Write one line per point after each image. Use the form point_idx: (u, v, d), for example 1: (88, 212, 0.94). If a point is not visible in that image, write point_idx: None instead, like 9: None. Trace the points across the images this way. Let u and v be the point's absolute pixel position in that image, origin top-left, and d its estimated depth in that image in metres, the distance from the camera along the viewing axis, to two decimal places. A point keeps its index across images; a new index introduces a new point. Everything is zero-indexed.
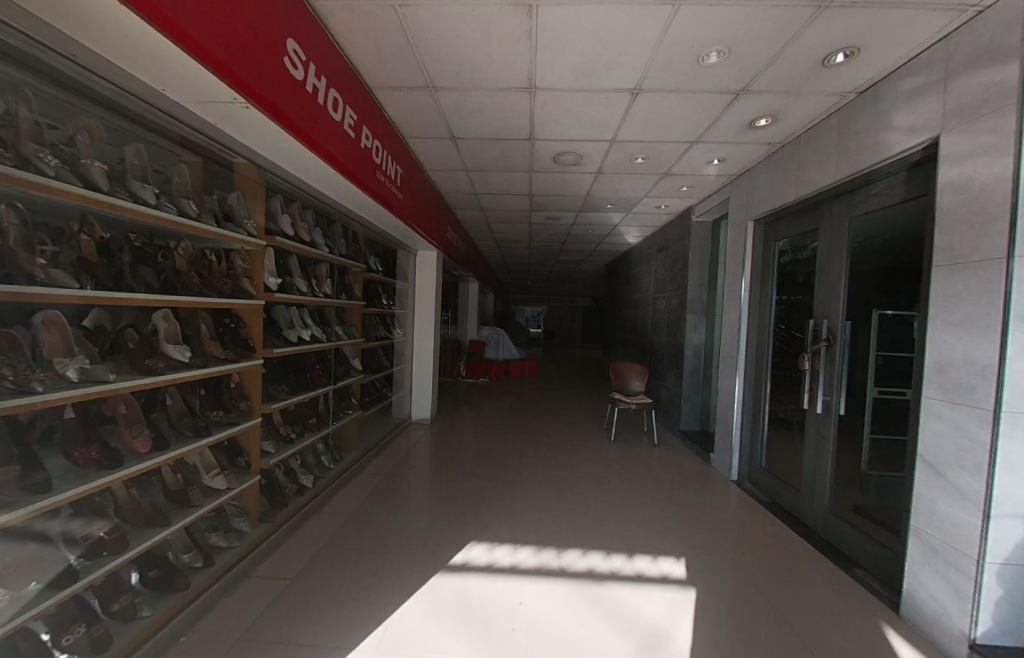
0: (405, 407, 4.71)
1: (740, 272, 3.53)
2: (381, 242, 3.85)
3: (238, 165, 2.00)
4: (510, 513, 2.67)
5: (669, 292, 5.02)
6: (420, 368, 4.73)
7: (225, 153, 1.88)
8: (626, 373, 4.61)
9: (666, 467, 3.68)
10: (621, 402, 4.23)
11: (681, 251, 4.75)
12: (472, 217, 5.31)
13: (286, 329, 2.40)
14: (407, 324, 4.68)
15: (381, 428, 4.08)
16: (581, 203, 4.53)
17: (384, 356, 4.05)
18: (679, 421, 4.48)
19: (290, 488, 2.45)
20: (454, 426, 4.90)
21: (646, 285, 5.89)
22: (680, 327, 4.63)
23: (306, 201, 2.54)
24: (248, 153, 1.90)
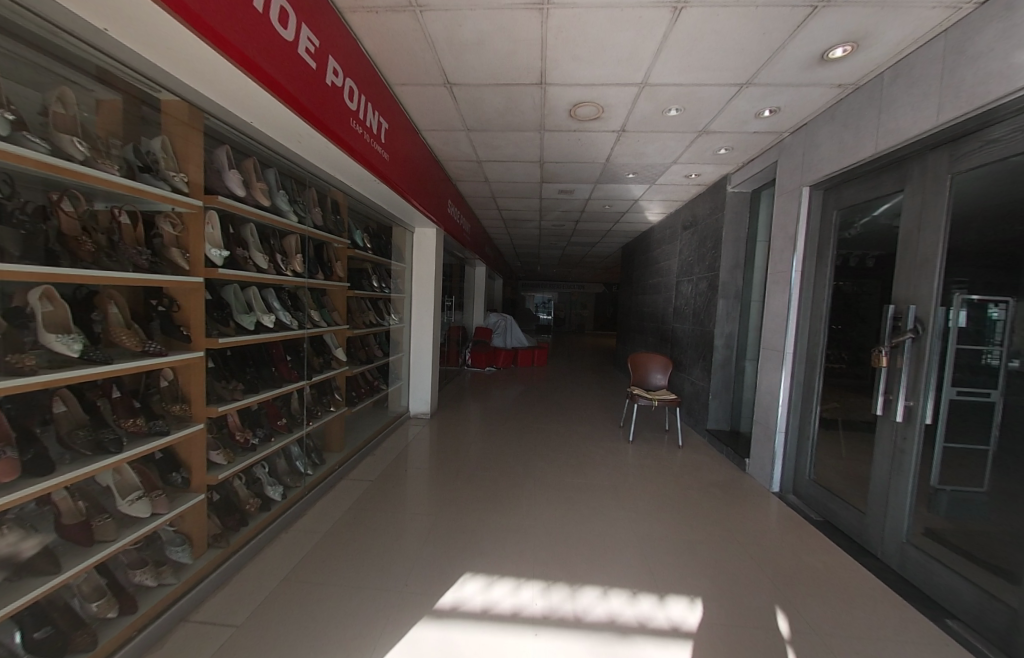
0: (402, 399, 4.31)
1: (790, 249, 2.98)
2: (370, 215, 3.38)
3: (165, 101, 1.55)
4: (513, 533, 2.25)
5: (697, 275, 4.45)
6: (417, 358, 4.30)
7: (144, 82, 1.43)
8: (647, 365, 4.11)
9: (693, 474, 3.21)
10: (641, 397, 3.75)
11: (712, 228, 4.16)
12: (476, 190, 4.78)
13: (240, 314, 1.95)
14: (404, 309, 4.23)
15: (373, 423, 3.69)
16: (598, 172, 3.98)
17: (375, 344, 3.62)
18: (706, 420, 3.99)
19: (251, 504, 2.06)
20: (456, 420, 4.49)
21: (669, 266, 5.31)
22: (709, 315, 4.09)
23: (263, 157, 2.07)
24: (169, 81, 1.44)
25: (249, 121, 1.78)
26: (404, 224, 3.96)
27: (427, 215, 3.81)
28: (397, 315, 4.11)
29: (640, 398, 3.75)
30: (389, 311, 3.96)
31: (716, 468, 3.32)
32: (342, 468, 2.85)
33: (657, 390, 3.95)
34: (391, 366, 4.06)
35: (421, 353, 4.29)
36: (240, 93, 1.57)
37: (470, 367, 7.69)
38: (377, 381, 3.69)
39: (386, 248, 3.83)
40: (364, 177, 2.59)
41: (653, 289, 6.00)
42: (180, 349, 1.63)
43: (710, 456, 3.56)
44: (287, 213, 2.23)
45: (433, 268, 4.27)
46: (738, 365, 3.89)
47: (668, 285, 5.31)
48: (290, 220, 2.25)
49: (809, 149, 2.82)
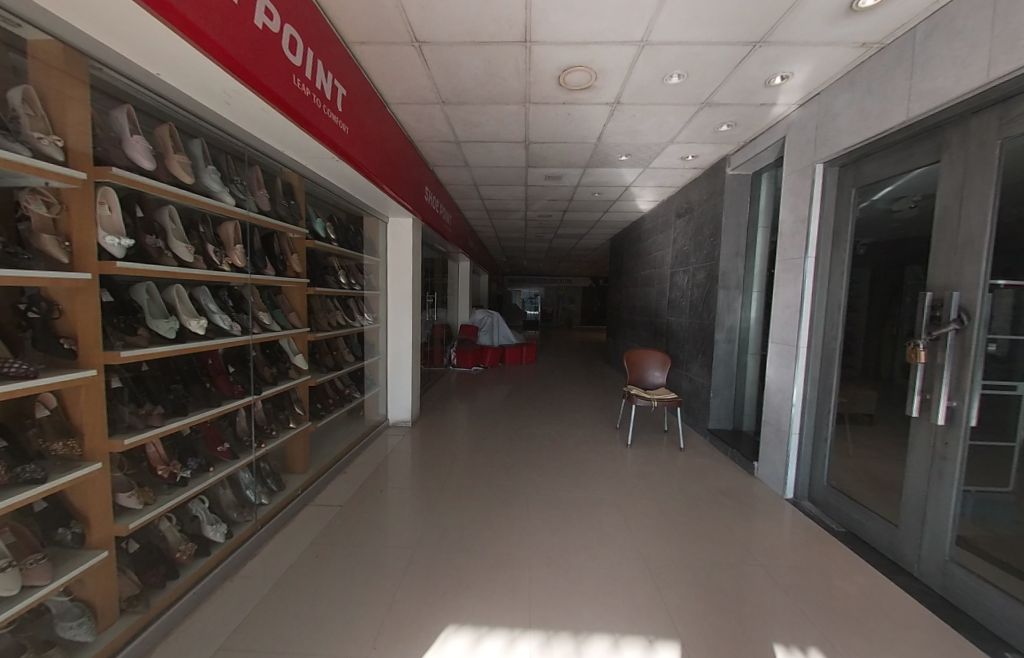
0: (379, 407, 3.93)
1: (802, 232, 2.71)
2: (332, 200, 2.96)
3: (33, 40, 1.11)
4: (506, 568, 1.92)
5: (693, 265, 4.17)
6: (394, 361, 3.91)
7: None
8: (644, 362, 3.83)
9: (699, 481, 2.95)
10: (640, 398, 3.47)
11: (710, 213, 3.88)
12: (457, 177, 4.40)
13: (156, 319, 1.55)
14: (378, 307, 3.84)
15: (345, 436, 3.30)
16: (589, 154, 3.65)
17: (343, 347, 3.22)
18: (706, 420, 3.75)
19: (183, 551, 1.67)
20: (440, 426, 4.13)
21: (663, 257, 5.05)
22: (708, 307, 3.82)
23: (183, 123, 1.66)
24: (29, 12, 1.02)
25: (156, 74, 1.37)
26: (375, 213, 3.55)
27: (400, 202, 3.40)
28: (371, 315, 3.71)
29: (639, 399, 3.45)
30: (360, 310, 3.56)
31: (723, 472, 3.07)
32: (307, 491, 2.47)
33: (656, 389, 3.67)
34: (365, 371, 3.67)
35: (398, 356, 3.91)
36: (138, 34, 1.18)
37: (455, 367, 7.32)
38: (347, 388, 3.29)
39: (354, 239, 3.42)
40: (320, 154, 2.19)
41: (645, 281, 5.73)
42: (62, 368, 1.23)
43: (715, 459, 3.30)
44: (221, 194, 1.82)
45: (411, 262, 3.88)
46: (740, 359, 3.64)
47: (662, 276, 5.04)
48: (226, 202, 1.84)
49: (826, 120, 2.54)
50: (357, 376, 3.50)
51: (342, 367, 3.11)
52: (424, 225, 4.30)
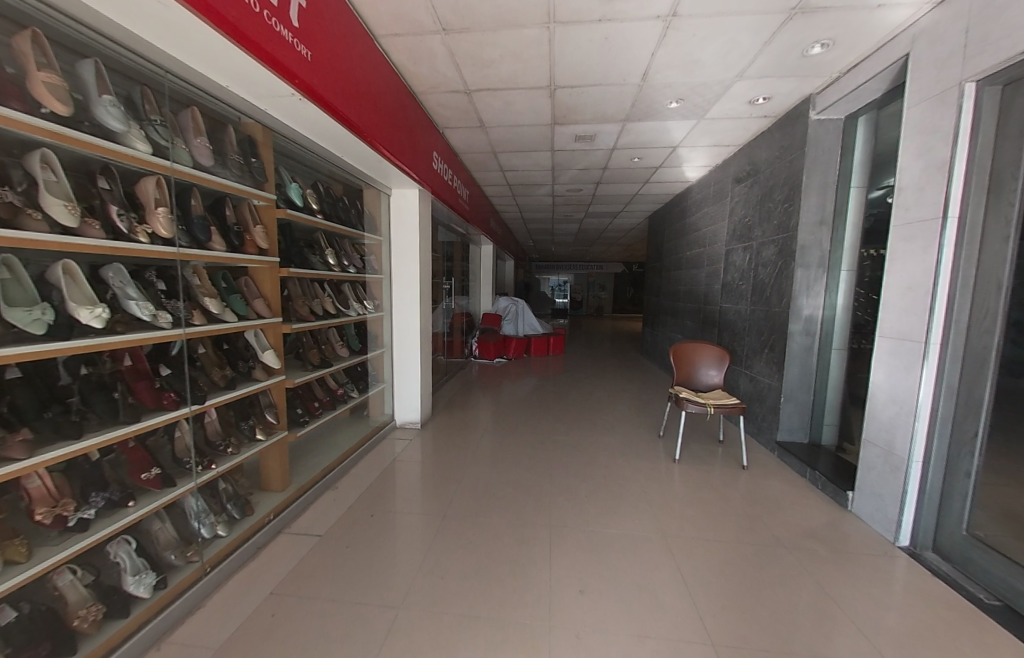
0: (385, 406, 3.47)
1: (936, 180, 1.85)
2: (306, 162, 2.43)
3: None
4: (515, 647, 1.40)
5: (757, 239, 3.40)
6: (400, 355, 3.39)
7: None
8: (697, 358, 3.13)
9: (773, 514, 2.28)
10: (690, 403, 2.81)
11: (783, 173, 3.08)
12: (471, 143, 3.80)
13: (24, 306, 1.12)
14: (381, 295, 3.30)
15: (340, 443, 2.86)
16: (629, 102, 2.94)
17: (334, 340, 2.76)
18: (775, 430, 3.04)
19: (88, 617, 1.26)
20: (454, 427, 3.64)
21: (716, 233, 4.25)
22: (779, 291, 3.05)
23: (50, 28, 1.18)
24: None
25: None
26: (371, 183, 3.02)
27: (401, 169, 2.85)
28: (374, 302, 3.22)
29: (692, 404, 2.79)
30: (358, 297, 3.08)
31: (801, 501, 2.40)
32: (280, 516, 2.03)
33: (712, 392, 2.98)
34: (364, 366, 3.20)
35: (407, 351, 3.37)
36: None
37: (476, 358, 6.82)
38: (342, 388, 2.83)
39: (350, 214, 2.92)
40: (265, 85, 1.62)
41: (691, 262, 4.95)
42: None
43: (791, 484, 2.60)
44: (128, 139, 1.36)
45: (420, 240, 3.32)
46: (820, 356, 2.90)
47: (714, 255, 4.26)
48: (136, 149, 1.38)
49: (988, 15, 1.67)
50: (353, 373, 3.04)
51: (338, 362, 2.64)
52: (436, 200, 3.74)
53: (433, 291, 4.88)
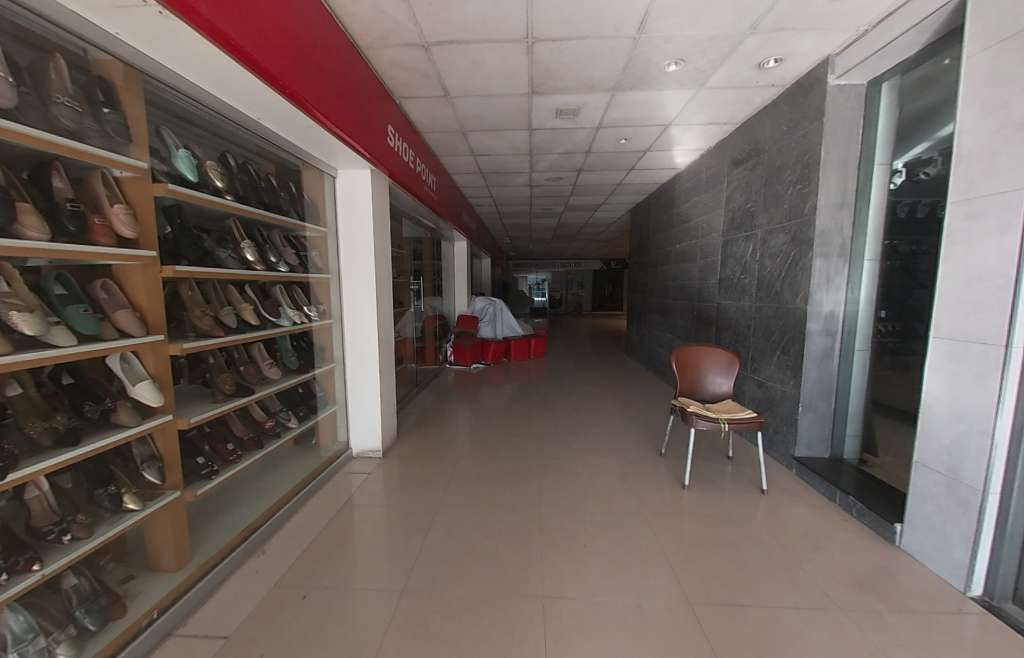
0: (337, 432, 2.86)
1: (1016, 141, 1.48)
2: (206, 124, 1.83)
3: None
4: None
5: (761, 227, 3.02)
6: (354, 372, 2.78)
7: None
8: (702, 363, 2.69)
9: (814, 558, 1.85)
10: (700, 417, 2.38)
11: (792, 150, 2.69)
12: (435, 118, 3.23)
13: None
14: (326, 299, 2.68)
15: (273, 487, 2.25)
16: (621, 65, 2.48)
17: (260, 357, 2.15)
18: (793, 445, 2.65)
19: None
20: (422, 452, 3.07)
21: (709, 223, 3.87)
22: (792, 285, 2.66)
23: None
24: None
25: None
26: (309, 161, 2.44)
27: (346, 141, 2.27)
28: (318, 307, 2.62)
29: (702, 419, 2.36)
30: (296, 301, 2.47)
31: (837, 536, 2.01)
32: (168, 611, 1.44)
33: (724, 403, 2.56)
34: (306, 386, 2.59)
35: (362, 365, 2.77)
36: None
37: (452, 364, 6.25)
38: (275, 417, 2.22)
39: (281, 197, 2.31)
40: None
41: (680, 256, 4.56)
42: None
43: (823, 513, 2.19)
44: None
45: (376, 231, 2.75)
46: (841, 358, 2.53)
47: (707, 248, 3.87)
48: None
49: None
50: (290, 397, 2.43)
51: (263, 387, 2.03)
52: (395, 184, 3.16)
53: (397, 293, 4.28)
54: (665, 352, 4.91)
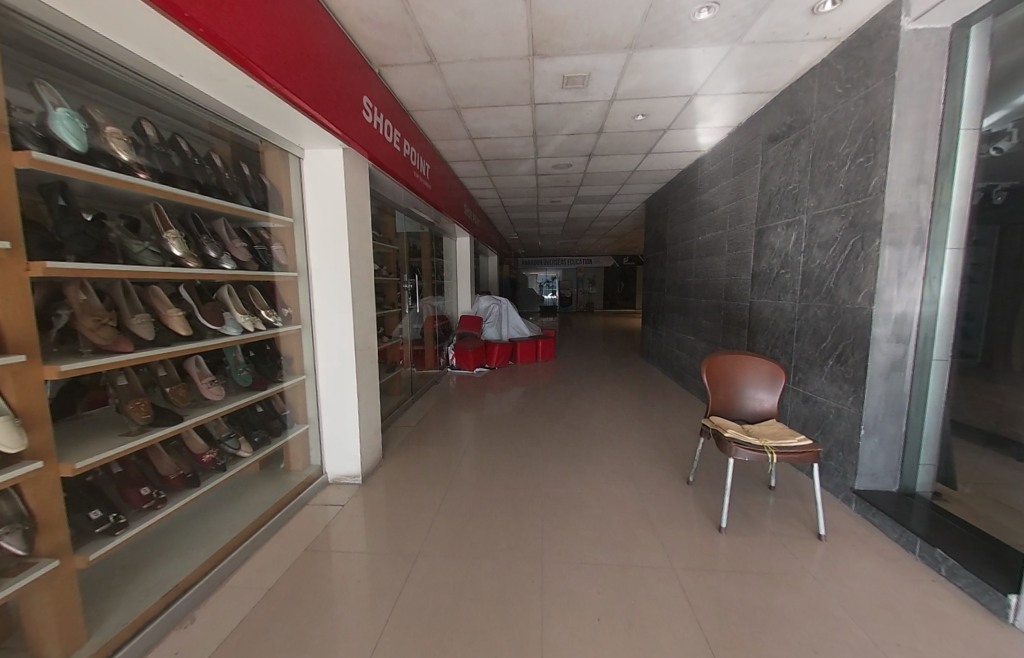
0: (310, 454, 2.47)
1: None
2: (109, 81, 1.45)
3: None
4: None
5: (806, 212, 2.53)
6: (327, 385, 2.37)
7: None
8: (739, 376, 2.23)
9: (902, 642, 1.39)
10: (738, 444, 1.93)
11: (850, 115, 2.20)
12: (422, 92, 2.81)
13: None
14: (292, 301, 2.27)
15: (221, 528, 1.87)
16: (640, 13, 2.02)
17: (196, 374, 1.76)
18: (853, 475, 2.17)
19: None
20: (410, 474, 2.65)
21: (739, 210, 3.37)
22: (849, 280, 2.17)
23: None
24: None
25: None
26: (264, 138, 2.04)
27: (304, 110, 1.85)
28: (280, 311, 2.21)
29: (742, 446, 1.92)
30: (250, 305, 2.08)
31: (927, 606, 1.54)
32: None
33: (768, 425, 2.09)
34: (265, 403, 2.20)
35: (336, 378, 2.37)
36: None
37: (453, 368, 5.85)
38: (214, 448, 1.82)
39: (227, 181, 1.92)
40: None
41: (704, 250, 4.06)
42: None
43: (902, 570, 1.71)
44: None
45: (351, 220, 2.32)
46: (917, 370, 2.03)
47: (737, 239, 3.38)
48: None
49: None
50: (242, 419, 2.04)
51: (193, 414, 1.64)
52: (376, 168, 2.74)
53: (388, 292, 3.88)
54: (687, 356, 4.42)
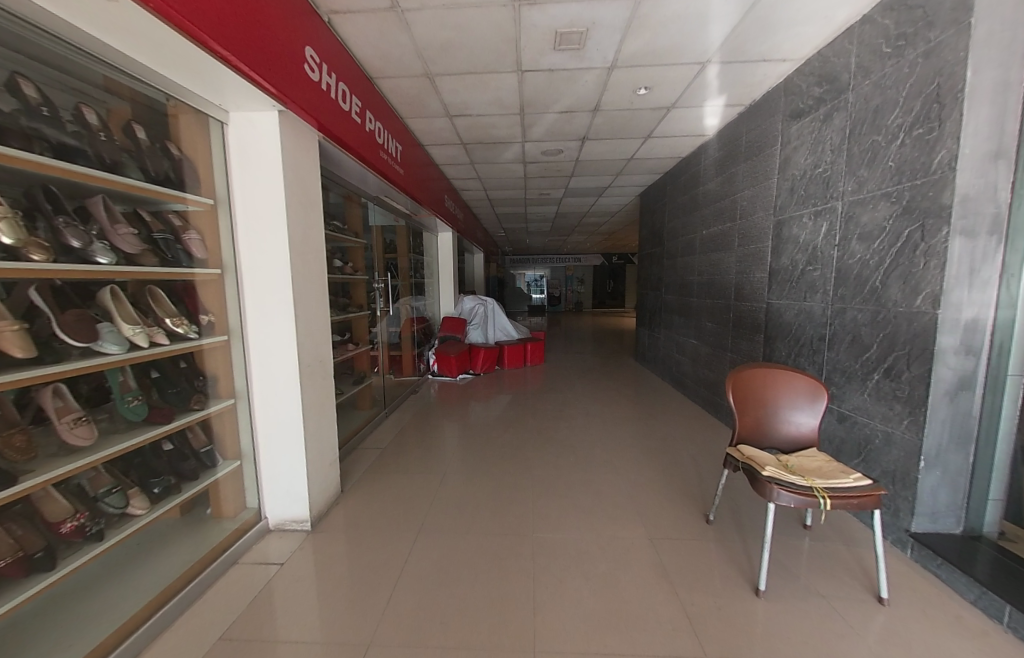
0: (247, 494, 1.99)
1: None
2: None
3: None
4: None
5: (841, 198, 2.14)
6: (265, 411, 1.89)
7: None
8: (770, 396, 1.84)
9: None
10: (778, 485, 1.54)
11: (903, 79, 1.82)
12: (387, 53, 2.34)
13: None
14: (215, 305, 1.77)
15: (100, 616, 1.37)
16: None
17: (53, 412, 1.27)
18: (908, 514, 1.80)
19: None
20: (374, 512, 2.19)
21: (752, 199, 2.99)
22: (904, 278, 1.79)
23: None
24: None
25: None
26: (168, 94, 1.55)
27: (204, 46, 1.32)
28: (197, 319, 1.72)
29: (786, 489, 1.52)
30: (149, 313, 1.58)
31: None
32: None
33: (810, 458, 1.70)
34: (177, 438, 1.70)
35: (277, 402, 1.88)
36: None
37: (435, 375, 5.38)
38: (84, 511, 1.32)
39: (109, 147, 1.42)
40: None
41: (709, 244, 3.68)
42: None
43: (998, 648, 1.33)
44: None
45: (292, 203, 1.83)
46: (989, 389, 1.67)
47: (749, 232, 3.00)
48: None
49: None
50: (139, 463, 1.55)
51: (41, 471, 1.15)
52: (330, 143, 2.24)
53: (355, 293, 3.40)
54: (689, 361, 4.05)
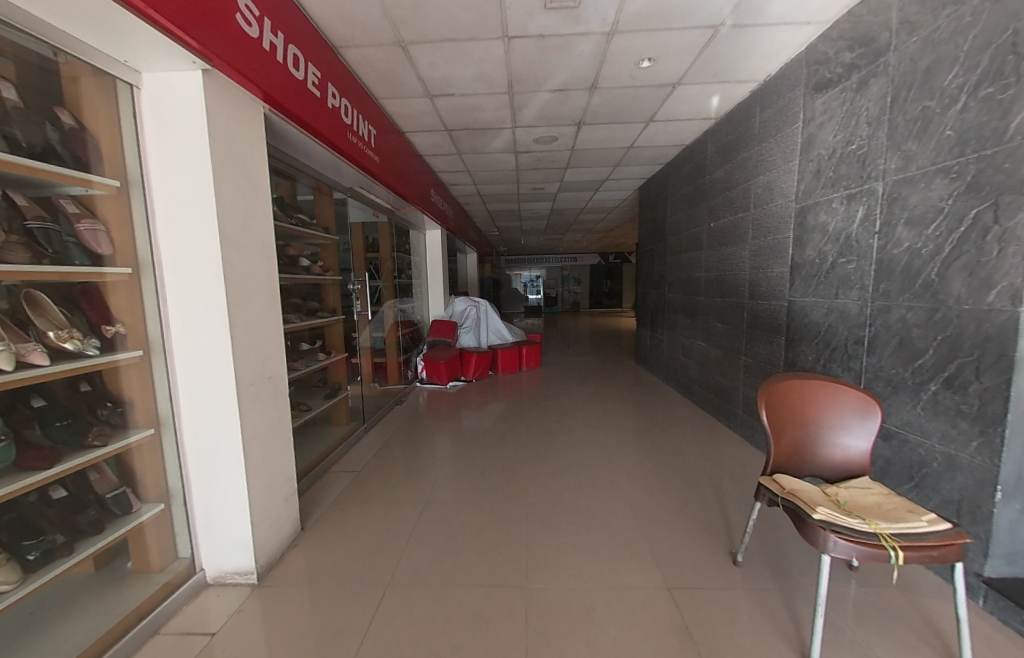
0: (178, 543, 1.65)
1: None
2: None
3: None
4: None
5: (882, 178, 1.83)
6: (196, 441, 1.54)
7: None
8: (810, 413, 1.52)
9: None
10: (832, 530, 1.21)
11: (964, 30, 1.51)
12: (350, 14, 2.00)
13: None
14: (127, 313, 1.43)
15: None
16: None
17: None
18: (980, 556, 1.48)
19: None
20: (337, 555, 1.84)
21: (767, 186, 2.68)
22: (969, 269, 1.48)
23: None
24: None
25: None
26: (53, 46, 1.21)
27: None
28: (98, 331, 1.37)
29: (841, 535, 1.20)
30: (24, 326, 1.22)
31: None
32: None
33: (866, 493, 1.38)
34: (74, 482, 1.35)
35: (211, 430, 1.54)
36: None
37: (423, 382, 5.04)
38: None
39: None
40: None
41: (717, 238, 3.36)
42: None
43: None
44: None
45: (225, 186, 1.49)
46: None
47: (764, 222, 2.69)
48: None
49: None
50: (16, 521, 1.20)
51: None
52: (281, 118, 1.90)
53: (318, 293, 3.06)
54: (696, 365, 3.74)
